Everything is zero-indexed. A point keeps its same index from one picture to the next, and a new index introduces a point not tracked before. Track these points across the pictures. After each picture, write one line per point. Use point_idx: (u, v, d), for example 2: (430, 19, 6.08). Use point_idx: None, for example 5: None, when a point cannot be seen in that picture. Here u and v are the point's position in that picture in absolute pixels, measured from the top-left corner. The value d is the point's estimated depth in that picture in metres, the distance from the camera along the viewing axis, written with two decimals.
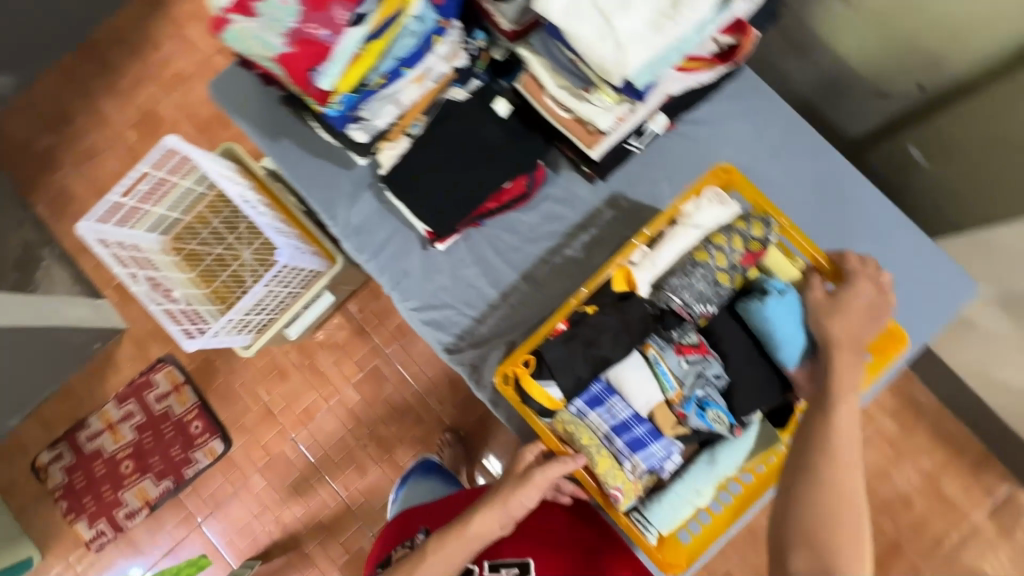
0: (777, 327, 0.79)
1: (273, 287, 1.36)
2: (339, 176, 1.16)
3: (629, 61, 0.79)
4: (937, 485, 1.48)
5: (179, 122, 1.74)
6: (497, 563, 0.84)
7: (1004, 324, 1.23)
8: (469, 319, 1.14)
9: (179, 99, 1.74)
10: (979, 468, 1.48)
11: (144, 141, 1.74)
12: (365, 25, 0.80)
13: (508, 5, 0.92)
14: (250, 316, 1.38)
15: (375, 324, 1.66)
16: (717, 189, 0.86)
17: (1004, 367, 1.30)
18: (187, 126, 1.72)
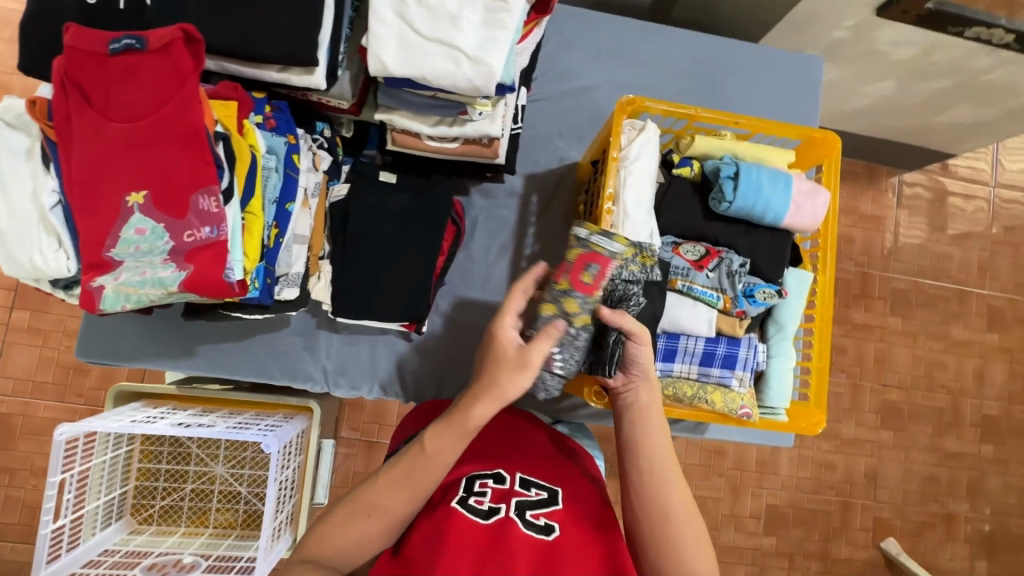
0: (759, 195, 0.84)
1: (281, 472, 1.24)
2: (283, 338, 1.06)
3: (493, 69, 0.79)
4: (856, 209, 1.77)
5: (28, 406, 1.44)
6: (527, 479, 0.78)
7: (833, 73, 1.44)
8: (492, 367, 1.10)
9: (10, 384, 1.44)
10: (870, 183, 1.79)
11: (4, 450, 1.43)
12: (235, 194, 0.71)
13: (338, 84, 0.85)
14: (279, 515, 1.26)
15: (379, 429, 1.60)
16: (631, 119, 0.90)
17: (852, 101, 1.52)
18: (44, 402, 1.44)
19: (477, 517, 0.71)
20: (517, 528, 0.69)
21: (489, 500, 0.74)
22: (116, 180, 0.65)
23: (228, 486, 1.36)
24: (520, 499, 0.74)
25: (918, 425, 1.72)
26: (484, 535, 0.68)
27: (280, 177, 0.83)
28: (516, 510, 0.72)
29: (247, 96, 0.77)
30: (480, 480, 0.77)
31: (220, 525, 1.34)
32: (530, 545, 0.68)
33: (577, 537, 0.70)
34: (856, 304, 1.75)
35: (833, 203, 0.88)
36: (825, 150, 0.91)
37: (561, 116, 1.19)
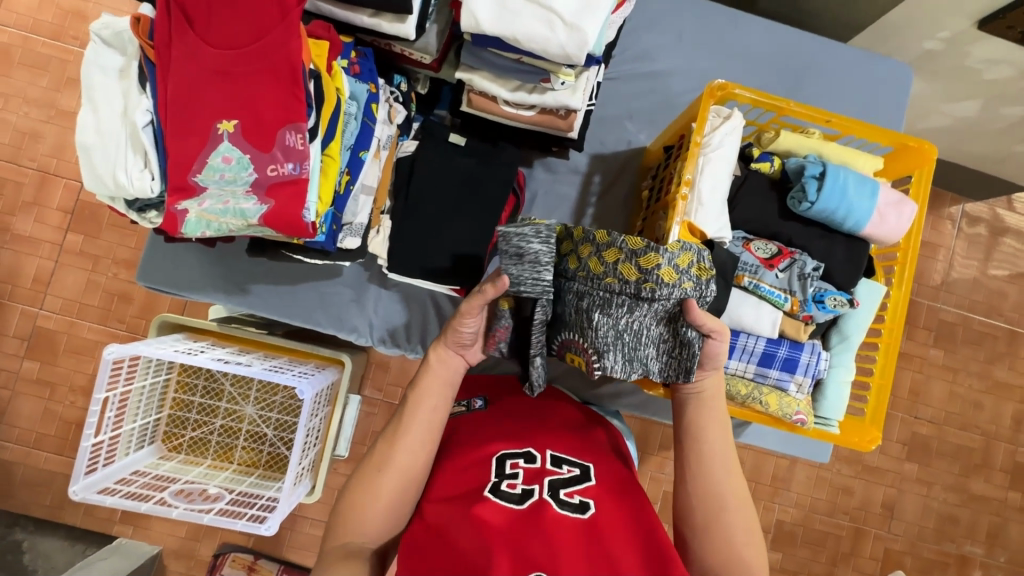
0: (845, 198, 0.81)
1: (309, 420, 1.26)
2: (332, 287, 1.07)
3: (587, 37, 0.76)
4: None
5: (74, 325, 1.49)
6: (558, 456, 0.77)
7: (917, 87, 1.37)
8: None
9: (59, 303, 1.49)
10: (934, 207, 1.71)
11: (48, 364, 1.49)
12: (319, 135, 0.71)
13: (425, 37, 0.84)
14: (303, 463, 1.28)
15: (401, 392, 1.62)
16: (716, 107, 0.87)
17: (931, 119, 1.45)
18: (89, 323, 1.49)
19: (511, 504, 0.70)
20: (553, 510, 0.70)
21: (521, 482, 0.73)
22: (209, 106, 0.65)
23: (255, 427, 1.39)
24: (552, 479, 0.73)
25: (945, 462, 1.67)
26: (522, 518, 0.68)
27: (358, 124, 0.82)
28: (550, 490, 0.72)
29: (337, 38, 0.76)
30: (511, 459, 0.76)
31: (244, 463, 1.38)
32: (568, 526, 0.68)
33: (611, 515, 0.71)
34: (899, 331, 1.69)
35: (919, 217, 0.84)
36: (917, 162, 0.86)
37: (632, 99, 1.16)
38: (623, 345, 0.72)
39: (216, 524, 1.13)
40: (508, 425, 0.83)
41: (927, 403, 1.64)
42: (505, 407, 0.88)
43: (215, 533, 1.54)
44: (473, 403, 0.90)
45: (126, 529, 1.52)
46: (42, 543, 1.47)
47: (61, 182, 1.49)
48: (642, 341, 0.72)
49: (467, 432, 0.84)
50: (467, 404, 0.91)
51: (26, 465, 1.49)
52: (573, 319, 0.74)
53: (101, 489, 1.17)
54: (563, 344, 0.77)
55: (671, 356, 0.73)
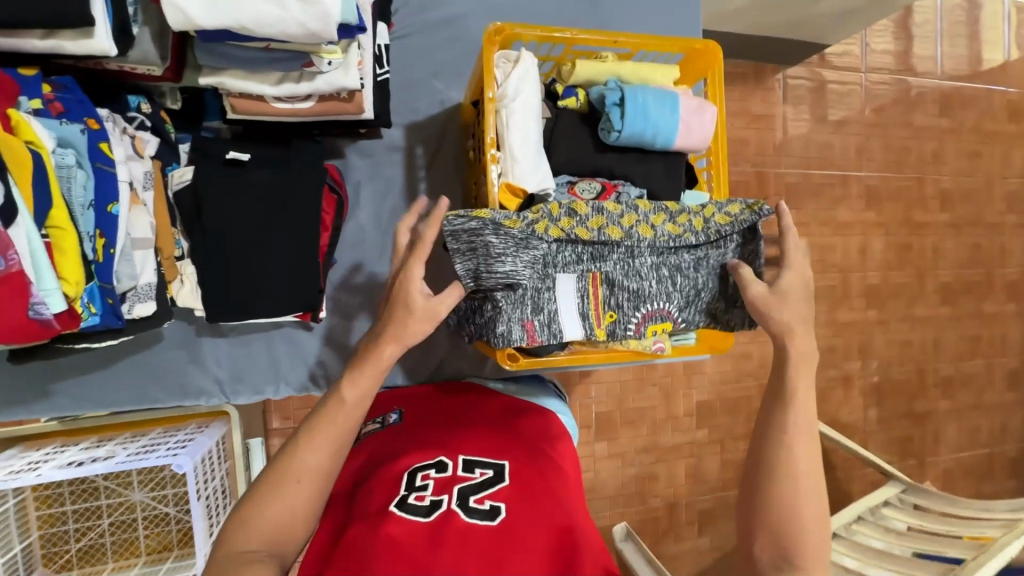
0: (648, 119, 0.79)
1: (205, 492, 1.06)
2: (156, 355, 0.92)
3: (328, 9, 0.65)
4: (749, 111, 1.78)
5: None
6: (471, 461, 0.71)
7: None
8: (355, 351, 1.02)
9: None
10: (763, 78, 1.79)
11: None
12: (20, 211, 0.56)
13: (138, 46, 0.68)
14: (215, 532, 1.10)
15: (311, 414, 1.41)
16: (503, 52, 0.80)
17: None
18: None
19: (416, 517, 0.61)
20: (460, 520, 0.61)
21: (430, 493, 0.65)
22: None
23: (154, 512, 1.18)
24: (463, 486, 0.66)
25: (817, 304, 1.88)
26: (425, 533, 0.59)
27: (89, 174, 0.66)
28: (459, 500, 0.64)
29: (6, 77, 0.60)
30: (422, 473, 0.69)
31: (155, 550, 1.18)
32: (476, 535, 0.59)
33: (527, 511, 0.63)
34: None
35: (720, 117, 0.85)
36: (707, 64, 0.87)
37: (431, 54, 1.05)
38: (691, 300, 0.81)
39: None
40: (424, 437, 0.78)
41: None
42: (421, 417, 0.86)
43: None
44: (389, 417, 0.89)
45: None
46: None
47: None
48: (714, 296, 0.82)
49: (382, 443, 0.80)
50: (382, 420, 0.89)
51: None
52: (656, 286, 0.79)
53: None
54: (644, 317, 0.79)
55: (735, 307, 0.82)
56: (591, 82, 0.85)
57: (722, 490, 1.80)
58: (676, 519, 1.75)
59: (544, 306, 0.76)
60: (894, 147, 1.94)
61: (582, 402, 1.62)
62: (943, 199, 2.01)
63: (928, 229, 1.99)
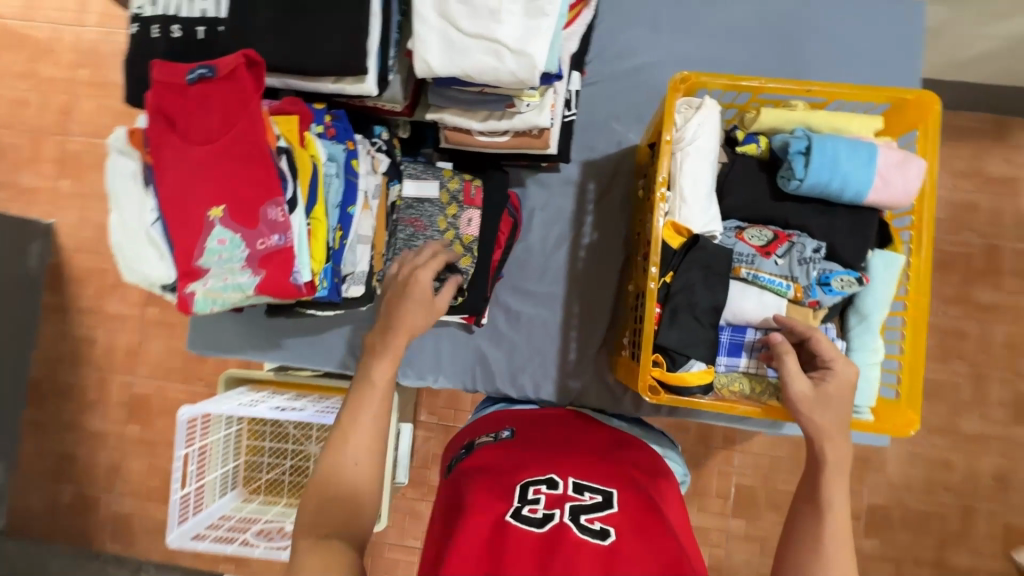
0: (835, 170, 0.76)
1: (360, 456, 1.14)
2: (351, 330, 1.13)
3: (536, 60, 0.77)
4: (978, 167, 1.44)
5: (163, 387, 1.58)
6: (580, 484, 0.73)
7: None
8: (526, 354, 1.12)
9: (146, 369, 1.59)
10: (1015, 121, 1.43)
11: (147, 425, 1.59)
12: (301, 203, 0.76)
13: (390, 89, 0.87)
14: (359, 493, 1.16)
15: (455, 414, 1.53)
16: (684, 99, 0.85)
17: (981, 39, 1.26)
18: (174, 384, 1.58)
19: (529, 525, 0.65)
20: (573, 534, 0.63)
21: (542, 506, 0.68)
22: (201, 196, 0.72)
23: None
24: (574, 504, 0.69)
25: None
26: (539, 542, 0.62)
27: (340, 183, 0.87)
28: (572, 515, 0.67)
29: (307, 109, 0.83)
30: (533, 487, 0.72)
31: None
32: (588, 549, 0.61)
33: (637, 539, 0.64)
34: (981, 283, 1.44)
35: (930, 171, 0.77)
36: (916, 116, 0.80)
37: (620, 99, 1.14)
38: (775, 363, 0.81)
39: None
40: (530, 460, 0.80)
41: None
42: (534, 441, 0.88)
43: None
44: (501, 433, 0.92)
45: (230, 568, 1.55)
46: None
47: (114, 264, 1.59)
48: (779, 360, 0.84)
49: (492, 455, 0.84)
50: (494, 435, 0.92)
51: (132, 517, 1.58)
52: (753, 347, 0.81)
53: (194, 536, 1.21)
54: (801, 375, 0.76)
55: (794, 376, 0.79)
56: (775, 130, 0.84)
57: None
58: None
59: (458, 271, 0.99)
60: None
61: (724, 469, 1.44)
62: None
63: None
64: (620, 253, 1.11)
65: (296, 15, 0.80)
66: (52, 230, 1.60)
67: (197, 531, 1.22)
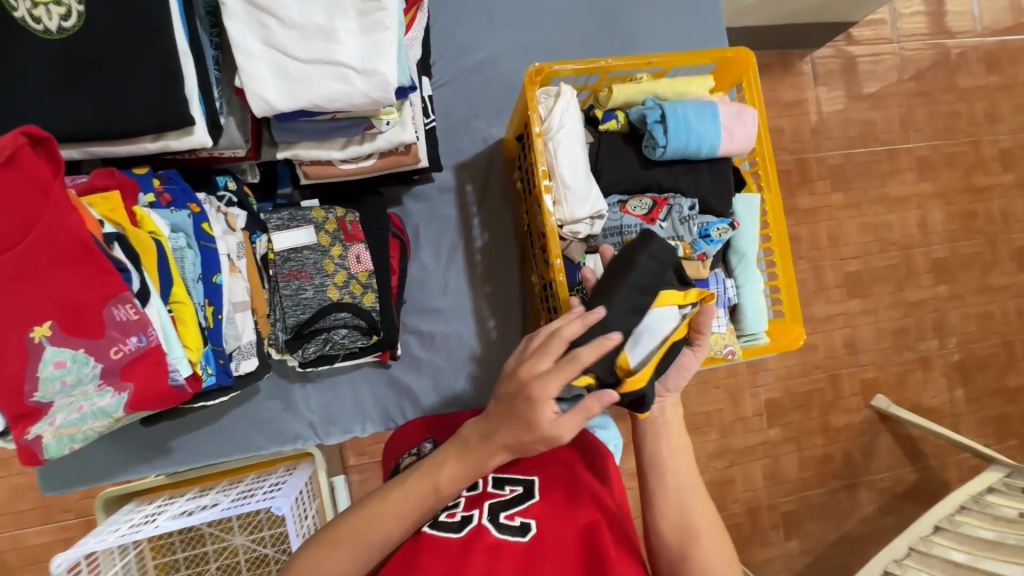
0: (690, 132, 0.82)
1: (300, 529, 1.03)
2: (253, 404, 1.01)
3: (388, 77, 0.72)
4: (776, 98, 1.72)
5: (18, 537, 1.28)
6: (501, 478, 0.71)
7: None
8: (454, 371, 1.08)
9: None
10: (792, 54, 1.72)
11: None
12: (153, 292, 0.64)
13: (225, 133, 0.76)
14: None
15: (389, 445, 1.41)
16: (543, 89, 0.86)
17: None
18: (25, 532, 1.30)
19: (449, 537, 0.64)
20: (491, 535, 0.63)
21: (461, 509, 0.67)
22: (15, 319, 0.57)
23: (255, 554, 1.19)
24: (492, 504, 0.67)
25: (880, 287, 1.77)
26: (456, 557, 0.61)
27: (196, 252, 0.75)
28: (490, 515, 0.65)
29: (126, 177, 0.70)
30: (454, 493, 0.71)
31: None
32: (506, 553, 0.61)
33: (558, 523, 0.64)
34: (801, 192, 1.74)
35: (761, 118, 0.87)
36: (740, 70, 0.90)
37: (475, 96, 1.12)
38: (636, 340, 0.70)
39: None
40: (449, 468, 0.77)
41: (846, 243, 1.73)
42: None
43: None
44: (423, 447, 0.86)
45: None
46: None
47: None
48: None
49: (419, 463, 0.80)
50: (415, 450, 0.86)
51: None
52: None
53: None
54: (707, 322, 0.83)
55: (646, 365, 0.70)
56: (629, 104, 0.89)
57: (806, 488, 1.73)
58: (761, 523, 1.69)
59: (370, 315, 0.93)
60: (943, 112, 1.83)
61: None
62: (1005, 158, 1.87)
63: (993, 191, 1.86)
64: (513, 247, 1.11)
65: (82, 66, 0.65)
66: None
67: None
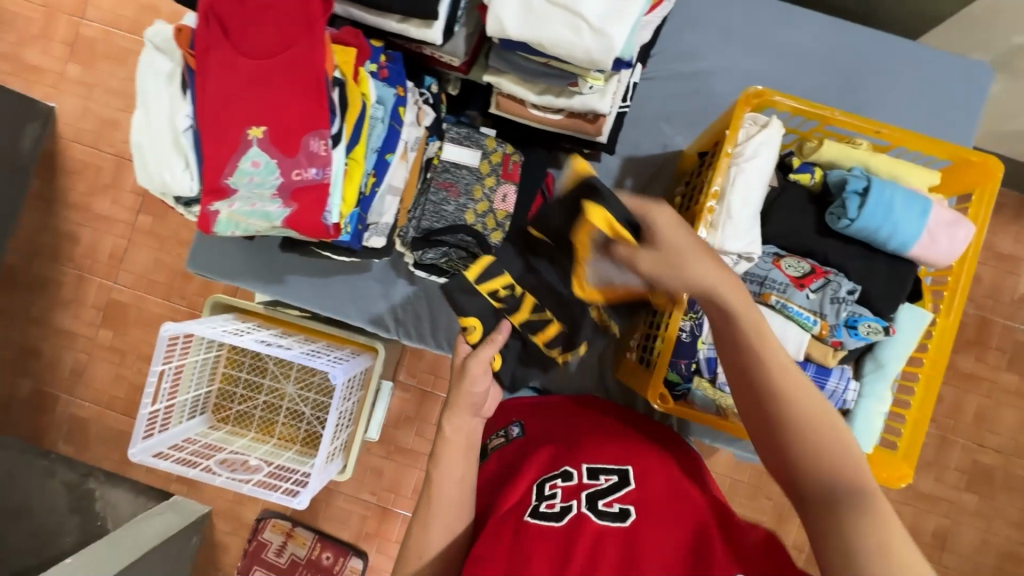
0: (886, 218, 0.75)
1: (340, 407, 1.12)
2: (360, 280, 1.12)
3: (614, 43, 0.74)
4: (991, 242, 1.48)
5: (141, 299, 1.54)
6: (595, 467, 0.70)
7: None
8: None
9: (129, 278, 1.54)
10: None
11: (118, 333, 1.54)
12: (343, 140, 0.73)
13: (453, 40, 0.83)
14: (334, 442, 1.16)
15: (435, 380, 1.48)
16: (753, 113, 0.83)
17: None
18: (145, 297, 1.54)
19: (550, 522, 0.63)
20: (592, 523, 0.61)
21: (560, 500, 0.66)
22: (243, 114, 0.69)
23: (295, 407, 1.32)
24: (590, 491, 0.65)
25: (1011, 496, 1.48)
26: (561, 542, 0.60)
27: (384, 128, 0.84)
28: (588, 503, 0.64)
29: (366, 44, 0.79)
30: (549, 482, 0.69)
31: (284, 438, 1.32)
32: (610, 539, 0.60)
33: (659, 522, 0.61)
34: (966, 351, 1.50)
35: (975, 238, 0.77)
36: (975, 180, 0.80)
37: (672, 105, 1.11)
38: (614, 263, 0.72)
39: (251, 495, 1.07)
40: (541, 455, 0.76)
41: (995, 431, 1.46)
42: (540, 429, 0.83)
43: (258, 498, 1.52)
44: (511, 431, 0.85)
45: (181, 488, 1.53)
46: (110, 496, 1.47)
47: (122, 164, 1.53)
48: None
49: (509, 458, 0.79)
50: (504, 434, 0.85)
51: (88, 421, 1.55)
52: None
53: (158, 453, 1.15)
54: None
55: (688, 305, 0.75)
56: (831, 164, 0.83)
57: None
58: None
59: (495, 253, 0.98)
60: None
61: None
62: None
63: None
64: None
65: None
66: (53, 116, 1.53)
67: (158, 451, 1.16)
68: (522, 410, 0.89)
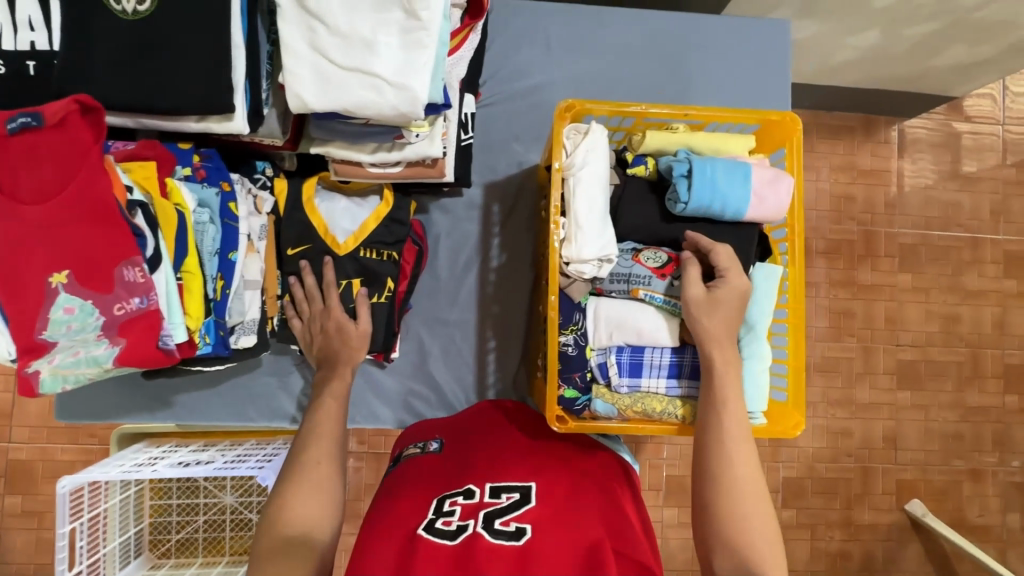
0: (715, 191, 0.80)
1: None
2: (256, 377, 1.06)
3: (418, 94, 0.74)
4: (853, 164, 1.60)
5: (46, 451, 1.39)
6: (497, 487, 0.74)
7: None
8: (448, 382, 1.09)
9: (23, 433, 1.39)
10: (879, 120, 1.61)
11: (27, 497, 1.39)
12: (165, 259, 0.70)
13: (266, 123, 0.81)
14: None
15: (385, 440, 1.42)
16: (573, 125, 0.86)
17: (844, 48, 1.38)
18: (45, 449, 1.39)
19: (443, 540, 0.65)
20: (485, 540, 0.65)
21: (457, 518, 0.69)
22: (38, 263, 0.63)
23: (240, 515, 1.23)
24: (489, 511, 0.69)
25: (938, 382, 1.60)
26: (449, 558, 0.63)
27: (218, 228, 0.80)
28: (485, 521, 0.67)
29: (168, 152, 0.76)
30: (451, 499, 0.73)
31: (236, 552, 1.22)
32: (500, 557, 0.62)
33: (552, 534, 0.65)
34: (863, 265, 1.60)
35: (797, 189, 0.83)
36: (784, 135, 0.87)
37: (522, 121, 1.13)
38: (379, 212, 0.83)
39: None
40: (452, 472, 0.79)
41: (907, 329, 1.57)
42: (459, 447, 0.85)
43: None
44: (430, 444, 0.87)
45: None
46: None
47: None
48: None
49: (421, 471, 0.81)
50: (422, 445, 0.87)
51: None
52: None
53: None
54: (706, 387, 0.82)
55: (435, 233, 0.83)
56: (656, 151, 0.87)
57: None
58: None
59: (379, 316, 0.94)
60: None
61: (654, 463, 1.43)
62: None
63: None
64: (525, 275, 1.11)
65: (151, 47, 0.72)
66: None
67: None
68: (442, 429, 0.92)
